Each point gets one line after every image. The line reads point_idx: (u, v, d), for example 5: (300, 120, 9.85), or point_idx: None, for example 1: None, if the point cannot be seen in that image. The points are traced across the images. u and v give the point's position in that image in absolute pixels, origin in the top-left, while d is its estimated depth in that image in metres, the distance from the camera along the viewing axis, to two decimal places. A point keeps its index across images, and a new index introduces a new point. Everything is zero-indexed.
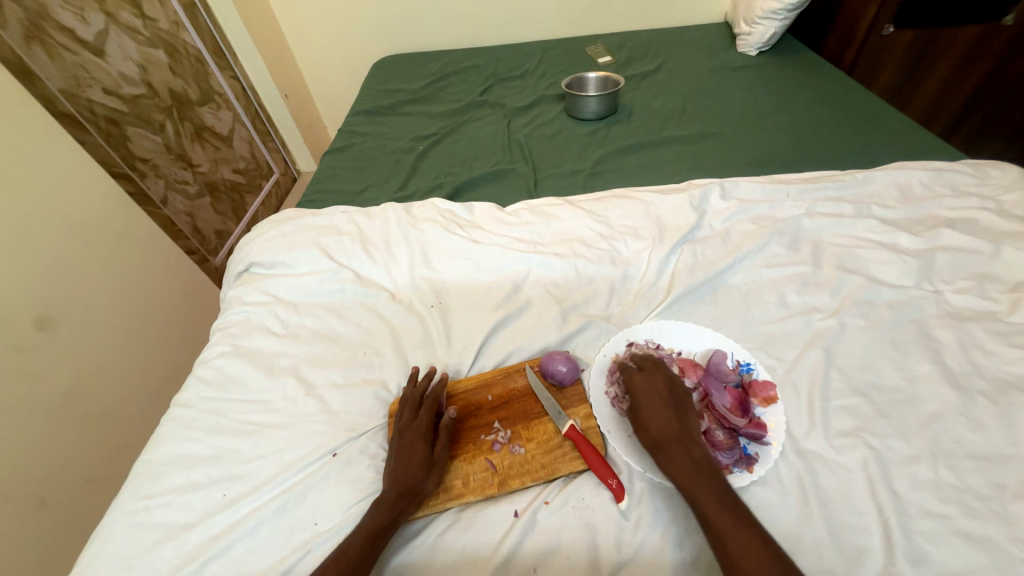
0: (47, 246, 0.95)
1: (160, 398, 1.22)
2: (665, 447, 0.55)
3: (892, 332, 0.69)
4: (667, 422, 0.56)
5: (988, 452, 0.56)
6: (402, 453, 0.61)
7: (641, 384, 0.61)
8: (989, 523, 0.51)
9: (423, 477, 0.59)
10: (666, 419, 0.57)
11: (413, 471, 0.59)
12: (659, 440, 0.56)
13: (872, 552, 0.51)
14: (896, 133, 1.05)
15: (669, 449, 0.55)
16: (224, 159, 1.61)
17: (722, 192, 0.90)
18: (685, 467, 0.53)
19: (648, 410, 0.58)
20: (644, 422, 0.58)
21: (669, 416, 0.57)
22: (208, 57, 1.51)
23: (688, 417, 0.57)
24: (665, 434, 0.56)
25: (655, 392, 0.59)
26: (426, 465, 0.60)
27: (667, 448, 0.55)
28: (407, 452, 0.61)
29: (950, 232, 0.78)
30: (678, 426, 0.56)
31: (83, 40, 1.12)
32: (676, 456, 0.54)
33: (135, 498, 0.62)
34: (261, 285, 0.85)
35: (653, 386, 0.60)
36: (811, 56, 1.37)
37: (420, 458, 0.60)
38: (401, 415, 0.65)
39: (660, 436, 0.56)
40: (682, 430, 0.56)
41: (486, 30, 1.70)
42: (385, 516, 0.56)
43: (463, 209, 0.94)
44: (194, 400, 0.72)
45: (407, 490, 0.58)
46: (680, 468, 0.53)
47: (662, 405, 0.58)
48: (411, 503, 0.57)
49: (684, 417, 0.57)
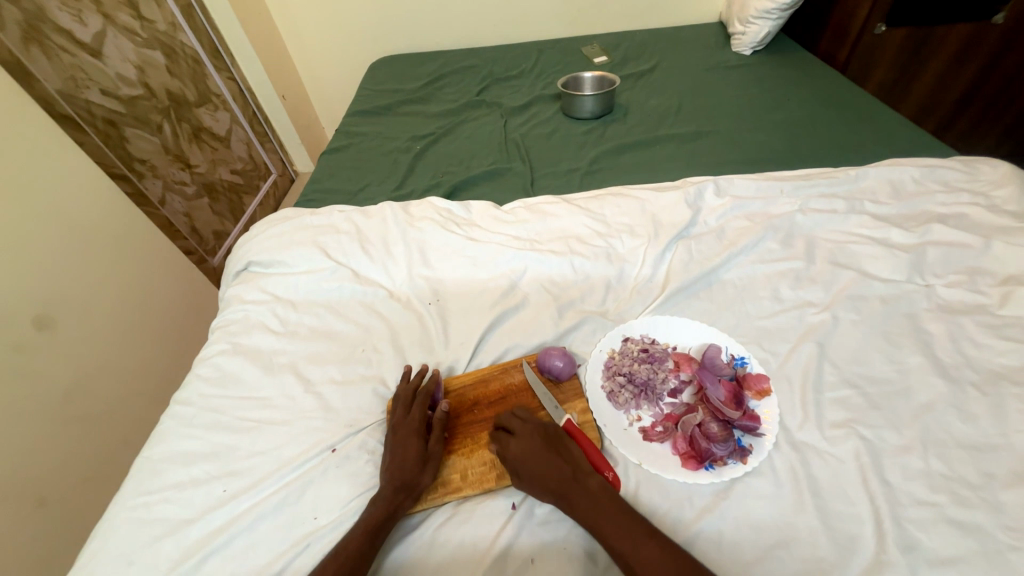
0: (46, 245, 0.95)
1: (160, 396, 1.22)
2: (565, 493, 0.55)
3: (883, 325, 0.70)
4: (557, 469, 0.56)
5: (978, 442, 0.57)
6: (397, 450, 0.61)
7: (518, 439, 0.59)
8: (978, 511, 0.52)
9: (418, 472, 0.59)
10: (557, 468, 0.56)
11: (408, 466, 0.59)
12: (556, 486, 0.55)
13: (864, 540, 0.52)
14: (888, 130, 1.06)
15: (569, 493, 0.55)
16: (222, 160, 1.62)
17: (717, 190, 0.91)
18: (591, 506, 0.53)
19: (536, 462, 0.57)
20: (538, 478, 0.56)
21: (556, 461, 0.57)
22: (205, 58, 1.52)
23: (574, 458, 0.58)
24: (561, 480, 0.55)
25: (535, 444, 0.58)
26: (421, 460, 0.60)
27: (570, 496, 0.55)
28: (402, 447, 0.61)
29: (941, 227, 0.79)
30: (569, 469, 0.56)
31: (80, 42, 1.12)
32: (579, 500, 0.54)
33: (134, 494, 0.63)
34: (260, 283, 0.85)
35: (528, 440, 0.59)
36: (805, 55, 1.38)
37: (415, 453, 0.61)
38: (396, 411, 0.65)
39: (557, 485, 0.55)
40: (573, 470, 0.56)
41: (483, 31, 1.71)
42: (383, 511, 0.56)
43: (461, 207, 0.95)
44: (193, 397, 0.72)
45: (404, 485, 0.58)
46: (584, 510, 0.53)
47: (548, 455, 0.57)
48: (407, 498, 0.58)
49: (572, 461, 0.57)
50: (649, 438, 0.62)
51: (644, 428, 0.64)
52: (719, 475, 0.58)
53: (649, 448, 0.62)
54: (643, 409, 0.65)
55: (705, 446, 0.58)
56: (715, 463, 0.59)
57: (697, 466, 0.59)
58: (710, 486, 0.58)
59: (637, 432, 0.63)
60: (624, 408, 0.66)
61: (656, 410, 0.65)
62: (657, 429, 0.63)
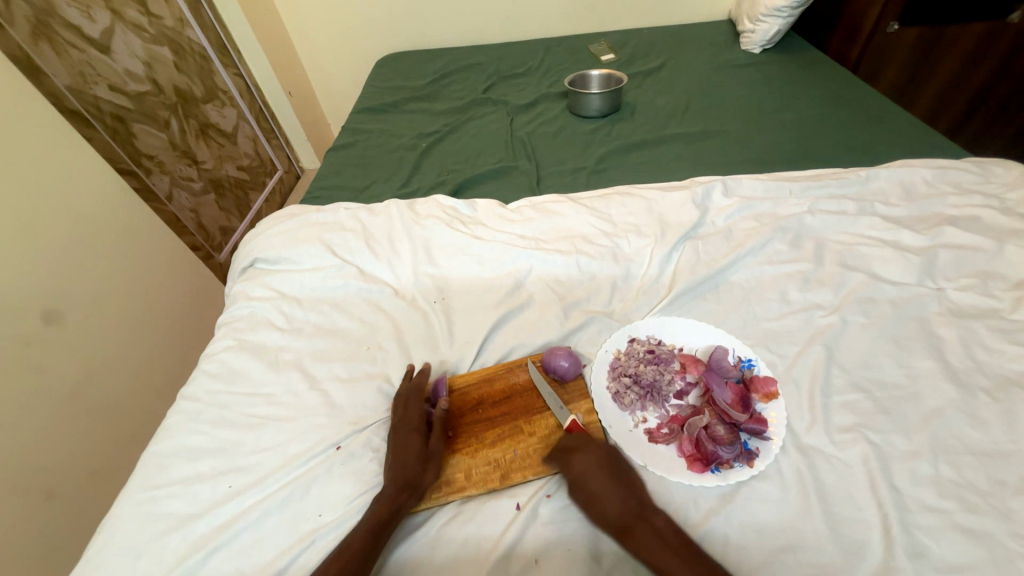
0: (53, 240, 0.96)
1: (166, 391, 1.23)
2: (628, 526, 0.53)
3: (893, 329, 0.69)
4: (621, 499, 0.55)
5: (989, 448, 0.56)
6: (398, 449, 0.62)
7: (584, 461, 0.58)
8: (989, 518, 0.51)
9: (420, 470, 0.60)
10: (622, 498, 0.55)
11: (410, 464, 0.60)
12: (620, 520, 0.54)
13: (871, 546, 0.51)
14: (899, 130, 1.05)
15: (631, 527, 0.53)
16: (229, 156, 1.62)
17: (724, 190, 0.91)
18: (655, 545, 0.51)
19: (601, 490, 0.56)
20: (601, 506, 0.55)
21: (620, 491, 0.56)
22: (212, 54, 1.52)
23: (639, 490, 0.57)
24: (625, 512, 0.54)
25: (602, 472, 0.57)
26: (422, 458, 0.61)
27: (633, 530, 0.53)
28: (404, 445, 0.62)
29: (952, 230, 0.78)
30: (633, 501, 0.55)
31: (89, 38, 1.13)
32: (643, 537, 0.52)
33: (141, 489, 0.63)
34: (266, 280, 0.85)
35: (594, 465, 0.58)
36: (816, 54, 1.36)
37: (416, 451, 0.61)
38: (394, 413, 0.67)
39: (620, 516, 0.54)
40: (637, 504, 0.55)
41: (490, 29, 1.71)
42: (386, 510, 0.56)
43: (466, 205, 0.95)
44: (199, 393, 0.72)
45: (407, 482, 0.58)
46: (649, 548, 0.51)
47: (613, 483, 0.56)
48: (411, 496, 0.58)
49: (637, 493, 0.56)
50: (654, 440, 0.62)
51: (649, 430, 0.63)
52: (724, 478, 0.57)
53: (654, 450, 0.61)
54: (649, 411, 0.65)
55: (711, 449, 0.58)
56: (721, 466, 0.58)
57: (703, 468, 0.58)
58: (716, 490, 0.57)
59: (642, 433, 0.63)
60: (629, 409, 0.65)
61: (662, 412, 0.65)
62: (663, 431, 0.63)
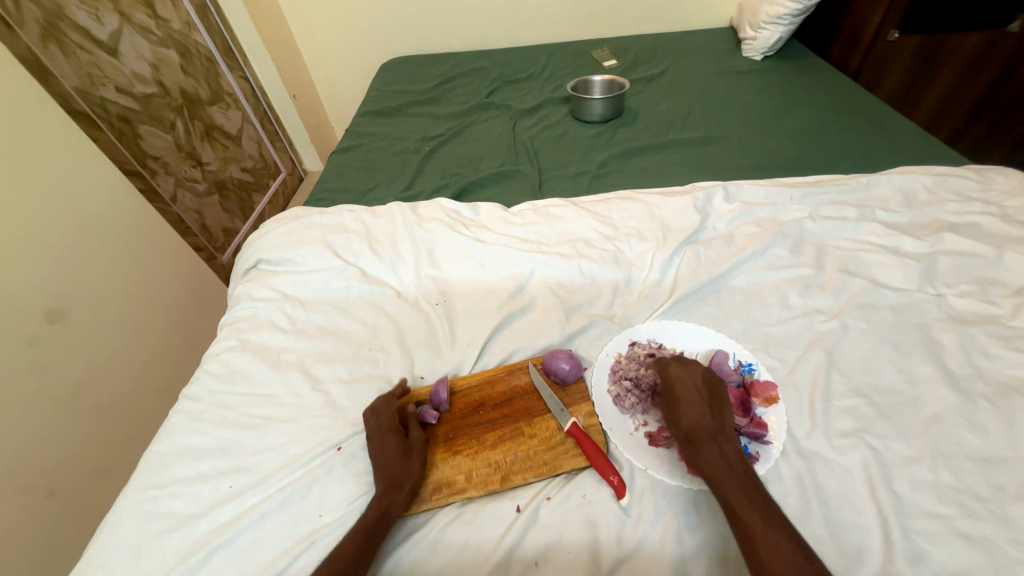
0: (58, 239, 0.96)
1: (168, 391, 1.23)
2: (697, 440, 0.57)
3: (893, 335, 0.69)
4: (700, 417, 0.58)
5: (989, 455, 0.56)
6: (378, 449, 0.62)
7: (680, 377, 0.62)
8: (989, 525, 0.51)
9: (404, 465, 0.60)
10: (700, 414, 0.59)
11: (392, 461, 0.60)
12: (691, 432, 0.58)
13: (871, 551, 0.51)
14: (900, 137, 1.06)
15: (701, 442, 0.56)
16: (233, 158, 1.63)
17: (726, 195, 0.91)
18: (718, 462, 0.55)
19: (685, 403, 0.60)
20: (679, 414, 0.60)
21: (703, 409, 0.59)
22: (218, 57, 1.54)
23: (724, 416, 0.59)
24: (700, 428, 0.57)
25: (692, 389, 0.61)
26: (402, 452, 0.61)
27: (699, 443, 0.56)
28: (382, 445, 0.62)
29: (952, 237, 0.78)
30: (712, 422, 0.58)
31: (97, 40, 1.14)
32: (708, 452, 0.56)
33: (143, 488, 0.63)
34: (270, 281, 0.86)
35: (688, 380, 0.62)
36: (817, 61, 1.37)
37: (395, 448, 0.61)
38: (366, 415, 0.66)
39: (693, 429, 0.58)
40: (715, 427, 0.57)
41: (493, 34, 1.72)
42: (376, 511, 0.56)
43: (469, 209, 0.96)
44: (202, 393, 0.73)
45: (392, 480, 0.59)
46: (710, 462, 0.55)
47: (699, 399, 0.60)
48: (399, 492, 0.58)
49: (717, 414, 0.59)
50: (655, 443, 0.62)
51: (650, 433, 0.63)
52: None
53: (655, 453, 0.61)
54: (650, 414, 0.65)
55: None
56: None
57: None
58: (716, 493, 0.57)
59: (643, 436, 0.63)
60: (630, 412, 0.66)
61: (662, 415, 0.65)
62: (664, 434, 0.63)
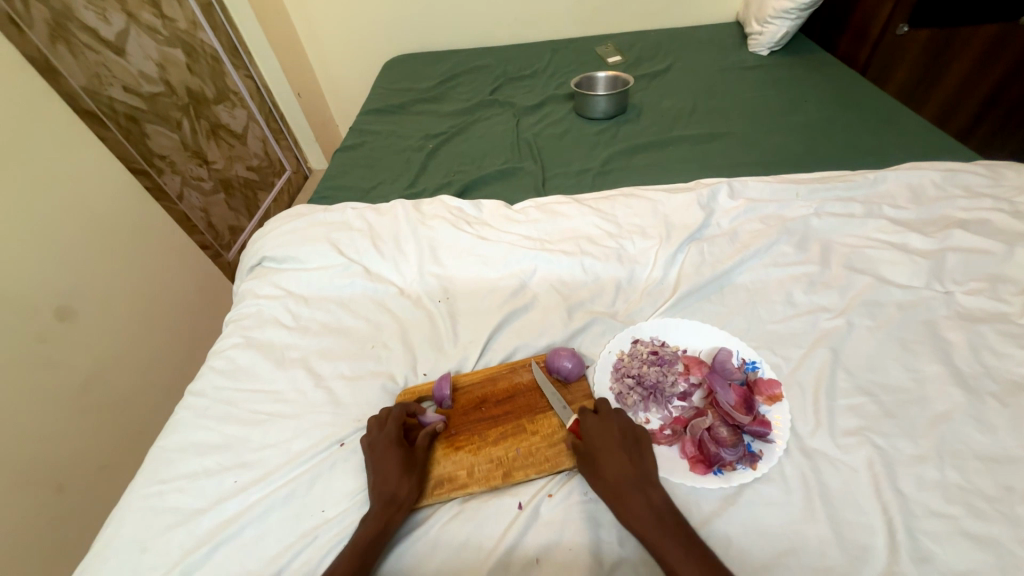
0: (66, 238, 0.98)
1: (175, 387, 1.24)
2: (622, 494, 0.55)
3: (900, 332, 0.68)
4: (621, 467, 0.56)
5: (997, 454, 0.56)
6: (377, 464, 0.60)
7: (596, 426, 0.60)
8: (996, 525, 0.51)
9: (404, 482, 0.59)
10: (622, 465, 0.57)
11: (392, 476, 0.59)
12: (617, 486, 0.55)
13: (875, 551, 0.51)
14: (908, 132, 1.04)
15: (626, 495, 0.54)
16: (238, 157, 1.64)
17: (730, 192, 0.90)
18: (647, 516, 0.53)
19: (604, 454, 0.58)
20: (601, 469, 0.57)
21: (623, 458, 0.57)
22: (223, 56, 1.54)
23: (645, 463, 0.58)
24: (624, 480, 0.55)
25: (611, 438, 0.59)
26: (404, 469, 0.60)
27: (626, 498, 0.54)
28: (379, 461, 0.61)
29: (962, 233, 0.77)
30: (635, 472, 0.56)
31: (104, 40, 1.15)
32: (637, 507, 0.54)
33: (149, 483, 0.64)
34: (274, 278, 0.87)
35: (604, 429, 0.60)
36: (824, 56, 1.36)
37: (396, 463, 0.60)
38: (370, 426, 0.65)
39: (618, 483, 0.55)
40: (640, 477, 0.56)
41: (497, 30, 1.71)
42: (374, 529, 0.56)
43: (472, 206, 0.95)
44: (207, 389, 0.74)
45: (391, 498, 0.58)
46: (639, 516, 0.53)
47: (617, 449, 0.58)
48: (398, 510, 0.58)
49: (638, 464, 0.57)
50: (657, 441, 0.62)
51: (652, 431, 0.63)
52: (727, 480, 0.57)
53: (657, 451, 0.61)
54: (652, 412, 0.65)
55: (714, 451, 0.58)
56: (723, 468, 0.58)
57: (705, 470, 0.58)
58: (718, 491, 0.57)
59: None
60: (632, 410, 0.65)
61: (665, 413, 0.65)
62: (666, 432, 0.63)
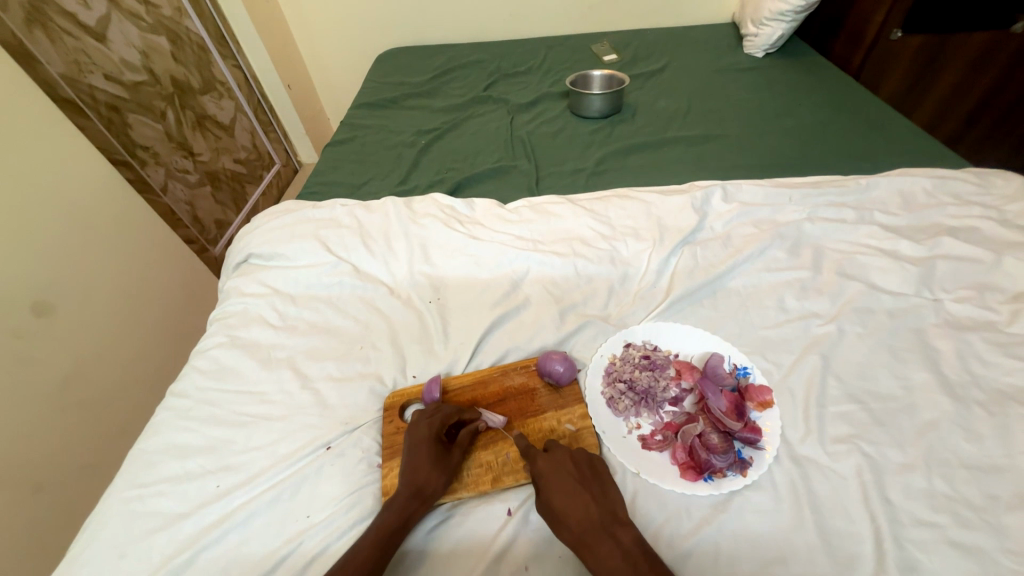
0: (45, 231, 0.95)
1: (158, 385, 1.22)
2: (590, 541, 0.51)
3: (890, 340, 0.69)
4: (584, 511, 0.53)
5: (983, 462, 0.56)
6: (412, 455, 0.59)
7: (548, 464, 0.57)
8: (982, 534, 0.51)
9: (434, 475, 0.58)
10: (582, 506, 0.53)
11: (422, 469, 0.58)
12: (580, 529, 0.52)
13: (864, 559, 0.51)
14: (899, 138, 1.05)
15: (595, 541, 0.51)
16: (226, 149, 1.61)
17: (724, 195, 0.90)
18: (614, 560, 0.50)
19: (562, 494, 0.55)
20: (562, 515, 0.54)
21: (586, 499, 0.54)
22: (210, 44, 1.50)
23: (607, 500, 0.55)
24: (586, 521, 0.52)
25: (565, 475, 0.56)
26: (438, 464, 0.59)
27: (591, 544, 0.51)
28: (413, 455, 0.59)
29: (952, 241, 0.77)
30: (598, 512, 0.53)
31: (84, 25, 1.11)
32: (603, 551, 0.50)
33: (128, 487, 0.62)
34: (260, 276, 0.84)
35: (559, 466, 0.57)
36: (817, 59, 1.36)
37: (431, 458, 0.59)
38: (415, 418, 0.63)
39: (580, 525, 0.52)
40: (602, 516, 0.53)
41: (492, 25, 1.69)
42: (396, 519, 0.55)
43: (464, 205, 0.94)
44: (189, 389, 0.72)
45: (419, 490, 0.57)
46: (607, 559, 0.50)
47: (575, 488, 0.55)
48: (421, 503, 0.57)
49: (600, 501, 0.54)
50: (648, 446, 0.62)
51: (643, 436, 0.63)
52: (717, 487, 0.57)
53: (648, 456, 0.61)
54: (643, 417, 0.65)
55: (704, 457, 0.58)
56: (714, 475, 0.58)
57: (696, 476, 0.58)
58: (708, 498, 0.57)
59: (636, 440, 0.63)
60: (624, 415, 0.65)
61: (656, 418, 0.65)
62: (657, 437, 0.62)
